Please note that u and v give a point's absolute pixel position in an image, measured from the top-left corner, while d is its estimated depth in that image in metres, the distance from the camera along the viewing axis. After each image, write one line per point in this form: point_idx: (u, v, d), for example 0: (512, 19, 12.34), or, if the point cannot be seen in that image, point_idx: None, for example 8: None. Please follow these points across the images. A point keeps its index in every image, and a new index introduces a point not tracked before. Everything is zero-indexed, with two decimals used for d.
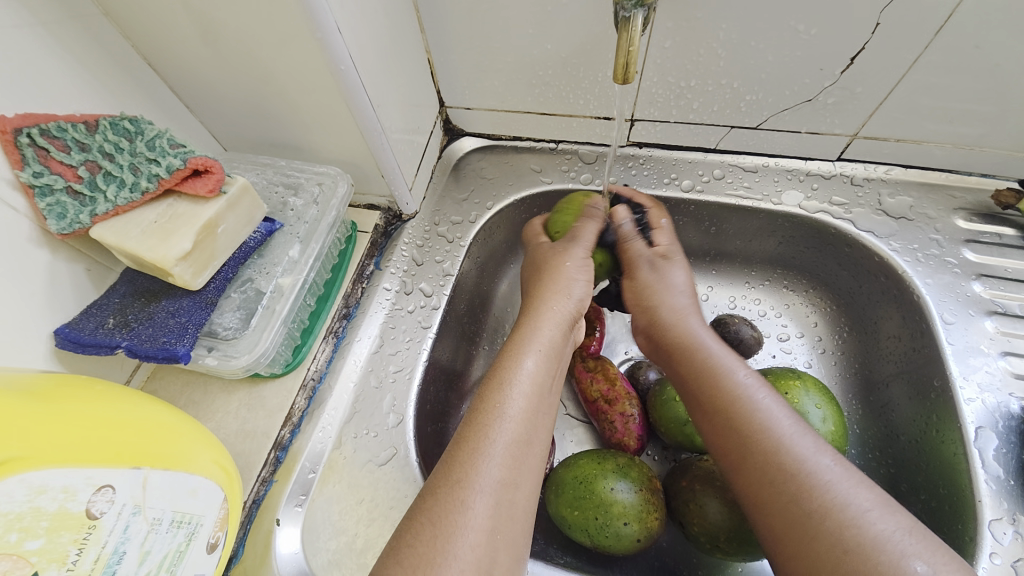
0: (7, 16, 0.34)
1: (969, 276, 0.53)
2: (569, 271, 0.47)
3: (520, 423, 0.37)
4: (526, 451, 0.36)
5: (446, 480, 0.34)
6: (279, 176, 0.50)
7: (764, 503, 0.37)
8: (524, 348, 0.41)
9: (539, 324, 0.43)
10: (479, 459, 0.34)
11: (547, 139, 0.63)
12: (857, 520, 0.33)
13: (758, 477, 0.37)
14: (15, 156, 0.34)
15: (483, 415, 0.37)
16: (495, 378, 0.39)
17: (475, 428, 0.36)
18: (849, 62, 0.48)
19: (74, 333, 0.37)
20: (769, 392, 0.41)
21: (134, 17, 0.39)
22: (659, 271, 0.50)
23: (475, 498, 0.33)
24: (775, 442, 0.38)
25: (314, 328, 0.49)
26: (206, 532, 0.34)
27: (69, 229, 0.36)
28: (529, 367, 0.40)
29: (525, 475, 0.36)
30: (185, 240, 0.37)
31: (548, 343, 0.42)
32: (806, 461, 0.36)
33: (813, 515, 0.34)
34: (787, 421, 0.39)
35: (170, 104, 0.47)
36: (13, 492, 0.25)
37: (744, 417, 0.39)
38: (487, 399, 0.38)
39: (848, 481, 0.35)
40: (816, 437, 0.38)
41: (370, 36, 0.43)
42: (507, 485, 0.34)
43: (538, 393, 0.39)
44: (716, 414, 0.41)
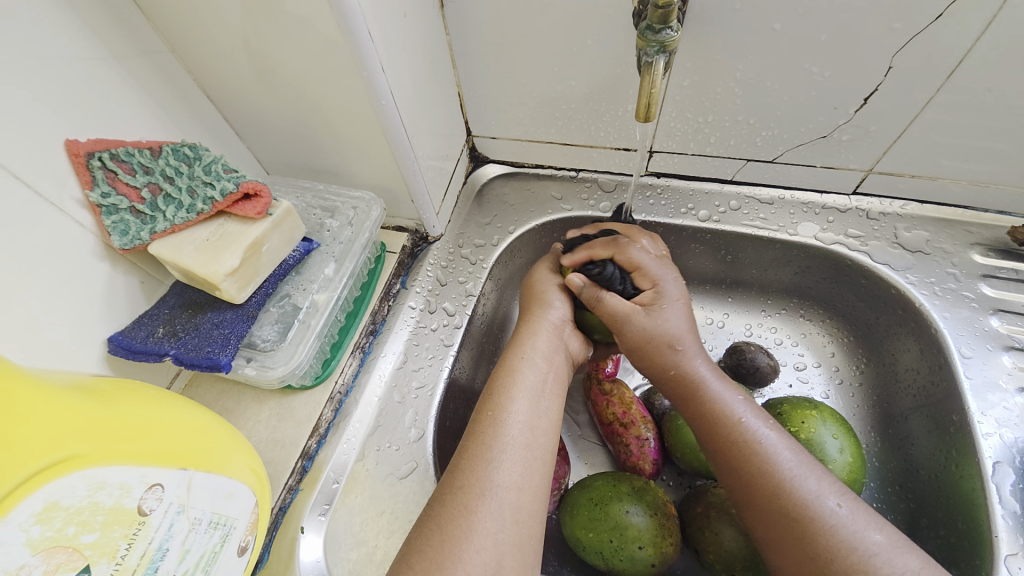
0: (87, 51, 0.38)
1: (986, 310, 0.53)
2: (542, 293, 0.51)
3: (520, 429, 0.39)
4: (529, 455, 0.37)
5: (451, 486, 0.36)
6: (317, 199, 0.53)
7: (769, 543, 0.38)
8: (518, 361, 0.44)
9: (529, 339, 0.46)
10: (481, 465, 0.36)
11: (568, 168, 0.66)
12: (862, 564, 0.33)
13: (764, 520, 0.38)
14: (86, 177, 0.38)
15: (485, 423, 0.39)
16: (494, 389, 0.42)
17: (477, 436, 0.38)
18: (862, 102, 0.50)
19: (127, 341, 0.40)
20: (771, 428, 0.41)
21: (197, 53, 0.43)
22: (654, 319, 0.47)
23: (478, 503, 0.34)
24: (777, 484, 0.38)
25: (342, 343, 0.52)
26: (238, 535, 0.36)
27: (131, 244, 0.39)
28: (525, 377, 0.42)
29: (533, 479, 0.37)
30: (234, 257, 0.39)
31: (541, 353, 0.45)
32: (808, 505, 0.36)
33: (818, 558, 0.35)
34: (790, 461, 0.39)
35: (221, 129, 0.50)
36: (77, 487, 0.27)
37: (745, 461, 0.40)
38: (486, 408, 0.40)
39: (857, 522, 0.35)
40: (822, 476, 0.38)
41: (409, 72, 0.46)
42: (512, 489, 0.35)
43: (536, 400, 0.41)
44: (719, 459, 0.42)
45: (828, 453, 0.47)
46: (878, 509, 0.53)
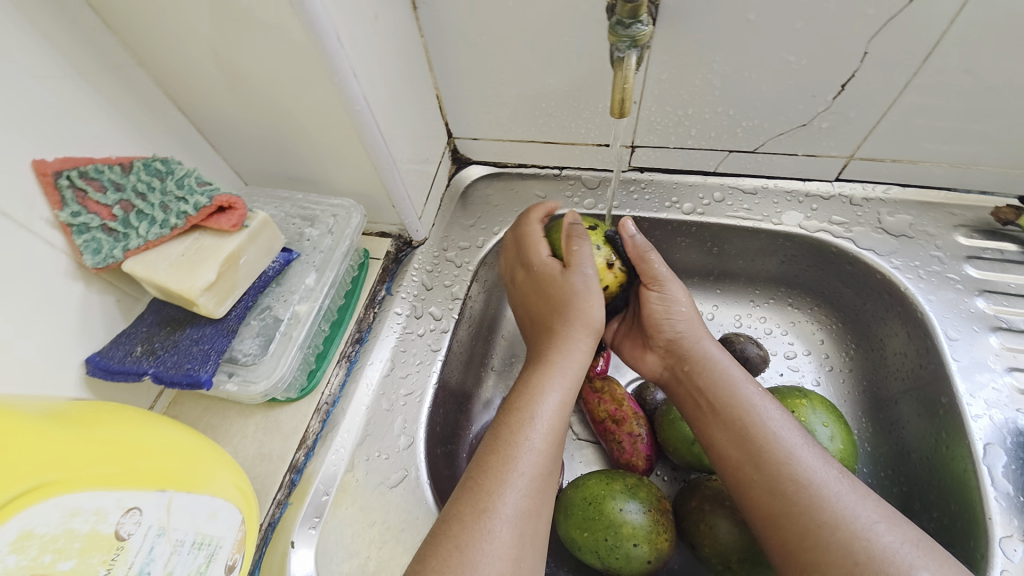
0: (51, 68, 0.37)
1: (972, 292, 0.53)
2: (569, 295, 0.46)
3: (543, 458, 0.38)
4: (548, 480, 0.38)
5: (472, 508, 0.35)
6: (296, 209, 0.52)
7: (772, 516, 0.37)
8: (548, 382, 0.41)
9: (562, 358, 0.44)
10: (504, 488, 0.35)
11: (551, 166, 0.66)
12: (866, 532, 0.34)
13: (769, 489, 0.38)
14: (55, 198, 0.37)
15: (508, 444, 0.38)
16: (518, 407, 0.40)
17: (501, 457, 0.37)
18: (840, 89, 0.50)
19: (105, 361, 0.40)
20: (775, 402, 0.42)
21: (165, 65, 0.43)
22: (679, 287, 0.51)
23: (499, 528, 0.34)
24: (787, 452, 0.38)
25: (328, 353, 0.51)
26: (224, 554, 0.35)
27: (103, 263, 0.39)
28: (553, 400, 0.41)
29: (546, 504, 0.37)
30: (210, 271, 0.39)
31: (571, 370, 0.43)
32: (815, 472, 0.37)
33: (825, 526, 0.35)
34: (796, 433, 0.40)
35: (195, 142, 0.50)
36: (50, 514, 0.26)
37: (755, 428, 0.40)
38: (511, 430, 0.39)
39: (854, 493, 0.36)
40: (822, 451, 0.39)
41: (383, 76, 0.46)
42: (530, 515, 0.35)
43: (560, 425, 0.40)
44: (732, 424, 0.41)
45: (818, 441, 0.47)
46: None
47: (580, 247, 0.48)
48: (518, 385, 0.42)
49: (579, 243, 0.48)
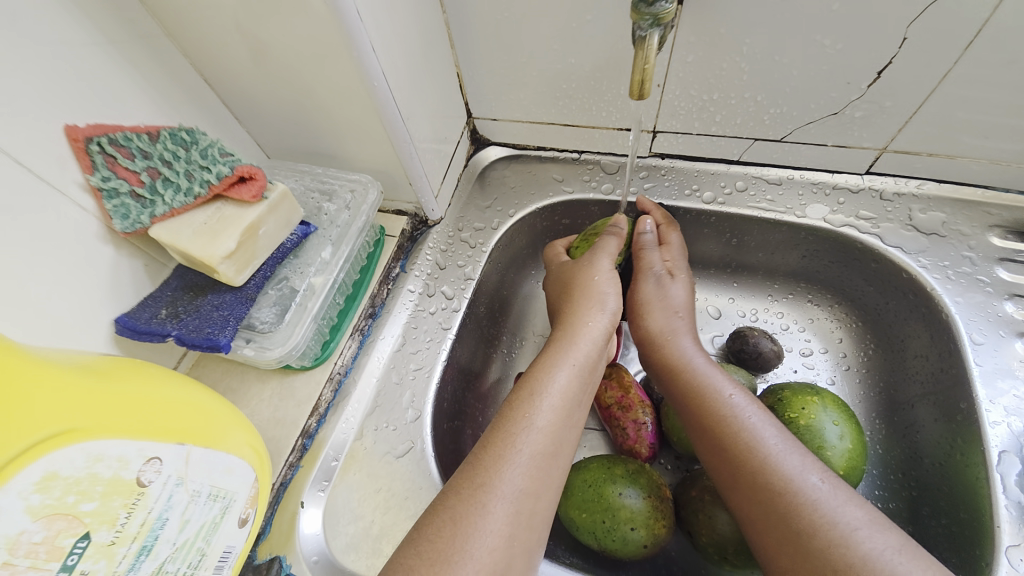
0: (84, 36, 0.38)
1: (1001, 295, 0.50)
2: (599, 287, 0.47)
3: (546, 437, 0.38)
4: (550, 463, 0.38)
5: (469, 482, 0.35)
6: (315, 183, 0.53)
7: (756, 523, 0.37)
8: (556, 362, 0.42)
9: (573, 340, 0.43)
10: (503, 465, 0.36)
11: (570, 149, 0.65)
12: (845, 539, 0.33)
13: (750, 496, 0.38)
14: (86, 162, 0.38)
15: (512, 423, 0.38)
16: (527, 388, 0.40)
17: (503, 433, 0.37)
18: (876, 76, 0.48)
19: (132, 322, 0.42)
20: (756, 407, 0.41)
21: (194, 37, 0.44)
22: (662, 289, 0.50)
23: (495, 504, 0.34)
24: (761, 460, 0.38)
25: (342, 325, 0.52)
26: (238, 507, 0.37)
27: (132, 228, 0.40)
28: (560, 382, 0.41)
29: (546, 487, 0.37)
30: (231, 240, 0.40)
31: (583, 358, 0.43)
32: (792, 479, 0.36)
33: (802, 534, 0.34)
34: (774, 439, 0.39)
35: (220, 114, 0.51)
36: (75, 459, 0.28)
37: (729, 439, 0.40)
38: (516, 407, 0.39)
39: (837, 498, 0.35)
40: (805, 455, 0.38)
41: (403, 52, 0.46)
42: (528, 495, 0.35)
43: (567, 408, 0.40)
44: (707, 435, 0.42)
45: (826, 439, 0.47)
46: (880, 497, 0.51)
47: (607, 241, 0.51)
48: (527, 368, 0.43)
49: (608, 238, 0.51)
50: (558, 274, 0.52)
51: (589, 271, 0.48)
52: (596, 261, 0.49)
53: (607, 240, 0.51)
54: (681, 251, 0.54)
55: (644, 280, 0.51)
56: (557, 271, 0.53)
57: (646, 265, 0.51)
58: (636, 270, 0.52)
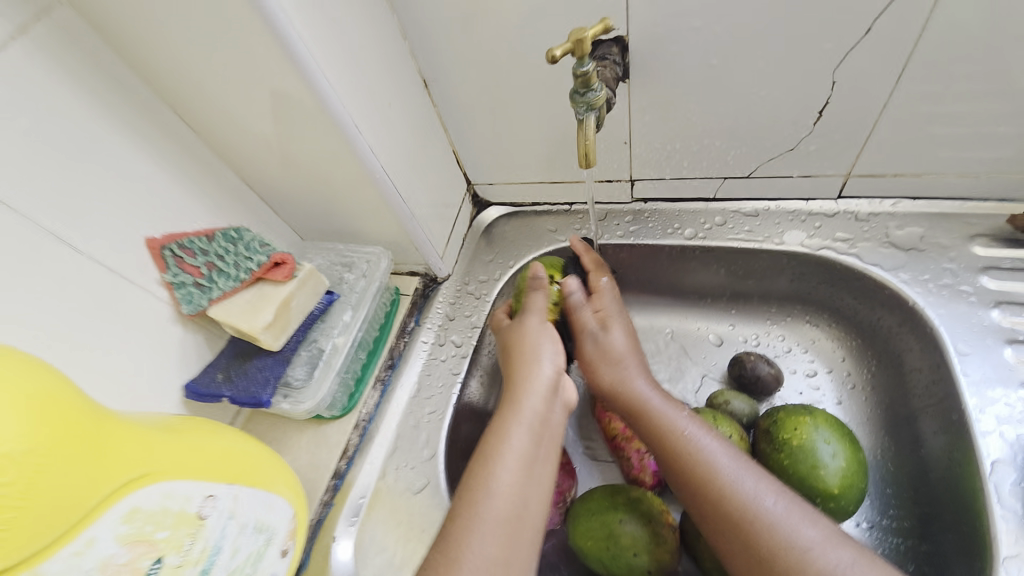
0: (161, 169, 0.50)
1: (986, 304, 0.51)
2: (535, 346, 0.50)
3: (509, 502, 0.41)
4: (517, 526, 0.41)
5: (449, 538, 0.40)
6: (338, 258, 0.63)
7: (725, 549, 0.40)
8: (507, 428, 0.45)
9: (519, 401, 0.46)
10: (474, 524, 0.40)
11: (561, 202, 0.72)
12: (801, 561, 0.36)
13: (715, 525, 0.41)
14: (161, 263, 0.49)
15: (481, 475, 0.42)
16: (484, 454, 0.44)
17: (471, 490, 0.42)
18: (819, 114, 0.52)
19: (196, 386, 0.51)
20: (711, 437, 0.44)
21: (239, 156, 0.56)
22: (602, 343, 0.53)
23: (471, 563, 0.38)
24: (720, 489, 0.41)
25: (364, 377, 0.60)
26: (278, 539, 0.44)
27: (195, 310, 0.51)
28: (515, 445, 0.44)
29: (518, 550, 0.40)
30: (268, 313, 0.50)
31: (532, 415, 0.46)
32: (750, 505, 0.39)
33: (764, 559, 0.37)
34: (729, 465, 0.42)
35: (262, 210, 0.62)
36: (152, 496, 0.36)
37: (687, 470, 0.43)
38: (477, 474, 0.43)
39: (792, 518, 0.38)
40: (760, 476, 0.41)
41: (400, 146, 0.56)
42: (500, 564, 0.39)
43: (525, 468, 0.43)
44: (669, 468, 0.45)
45: (819, 458, 0.48)
46: (892, 515, 0.51)
47: (534, 298, 0.53)
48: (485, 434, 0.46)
49: (535, 294, 0.54)
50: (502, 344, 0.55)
51: (521, 333, 0.51)
52: (527, 318, 0.52)
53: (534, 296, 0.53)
54: (613, 295, 0.57)
55: (583, 341, 0.54)
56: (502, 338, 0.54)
57: (583, 325, 0.54)
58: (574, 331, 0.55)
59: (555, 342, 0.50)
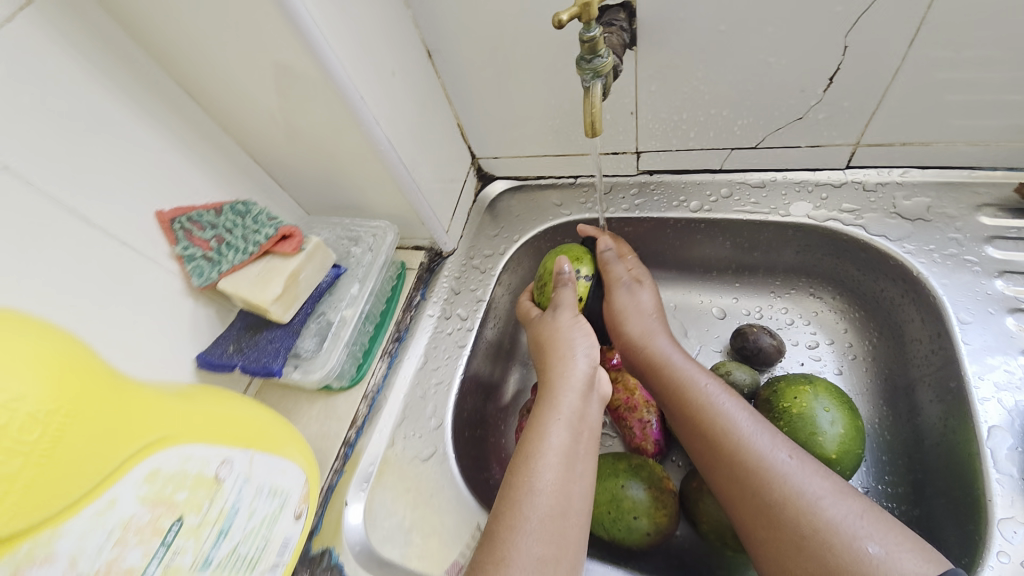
0: (166, 142, 0.50)
1: (991, 274, 0.51)
2: (567, 337, 0.53)
3: (553, 500, 0.42)
4: (562, 524, 0.42)
5: (505, 504, 0.43)
6: (345, 232, 0.63)
7: (735, 502, 0.41)
8: (546, 427, 0.46)
9: (557, 399, 0.48)
10: (522, 501, 0.42)
11: (566, 175, 0.72)
12: (811, 507, 0.37)
13: (728, 479, 0.42)
14: (171, 236, 0.50)
15: (530, 445, 0.45)
16: (524, 452, 0.45)
17: (521, 461, 0.45)
18: (828, 82, 0.52)
19: (208, 357, 0.52)
20: (728, 395, 0.46)
21: (243, 130, 0.56)
22: (633, 296, 0.58)
23: (523, 534, 0.40)
24: (736, 441, 0.42)
25: (372, 349, 0.61)
26: (292, 504, 0.46)
27: (206, 282, 0.51)
28: (554, 443, 0.45)
29: (565, 546, 0.41)
30: (277, 286, 0.51)
31: (570, 412, 0.47)
32: (763, 457, 0.40)
33: (774, 506, 0.38)
34: (746, 421, 0.43)
35: (268, 184, 0.62)
36: (171, 459, 0.37)
37: (706, 424, 0.44)
38: (518, 472, 0.44)
39: (804, 471, 0.39)
40: (773, 433, 0.42)
41: (405, 118, 0.56)
42: (547, 561, 0.40)
43: (566, 466, 0.44)
44: (687, 424, 0.46)
45: (818, 426, 0.49)
46: (886, 484, 0.52)
47: (563, 292, 0.56)
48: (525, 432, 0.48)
49: (563, 289, 0.56)
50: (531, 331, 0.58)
51: (553, 326, 0.54)
52: (558, 313, 0.55)
53: (563, 292, 0.56)
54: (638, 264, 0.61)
55: (615, 291, 0.59)
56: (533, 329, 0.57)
57: (615, 278, 0.59)
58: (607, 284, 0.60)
59: (584, 332, 0.53)
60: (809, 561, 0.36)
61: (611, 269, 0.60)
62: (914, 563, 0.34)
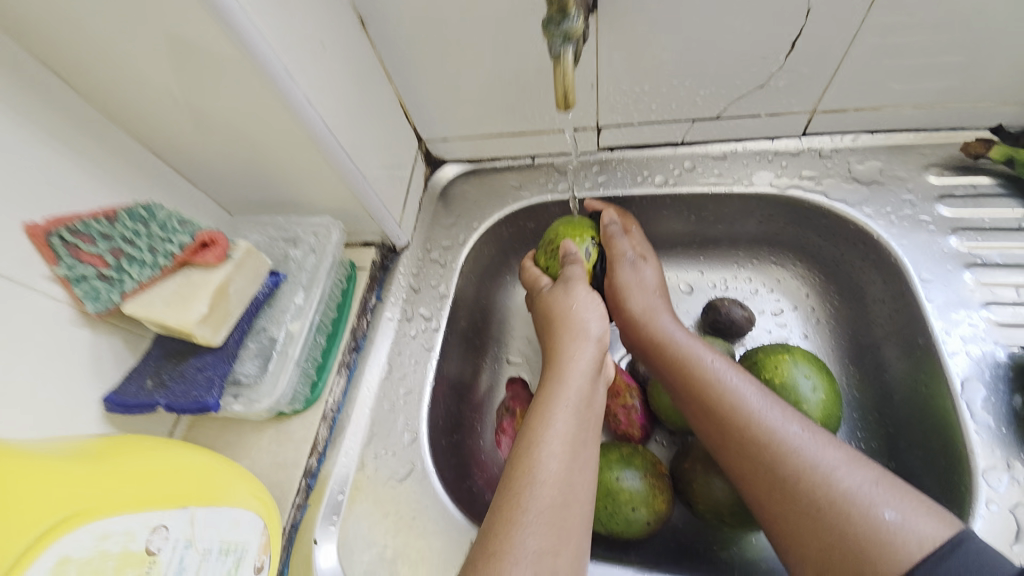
0: (30, 137, 0.39)
1: (945, 231, 0.53)
2: (579, 316, 0.49)
3: (555, 488, 0.39)
4: (564, 513, 0.39)
5: (505, 502, 0.39)
6: (279, 232, 0.55)
7: (748, 478, 0.41)
8: (551, 409, 0.43)
9: (563, 381, 0.45)
10: (525, 493, 0.38)
11: (522, 155, 0.67)
12: (824, 479, 0.37)
13: (740, 456, 0.41)
14: (50, 255, 0.39)
15: (533, 431, 0.42)
16: (528, 435, 0.42)
17: (523, 453, 0.41)
18: (791, 48, 0.50)
19: (120, 398, 0.43)
20: (735, 370, 0.45)
21: (134, 116, 0.45)
22: (637, 271, 0.55)
23: (524, 528, 0.37)
24: (746, 418, 0.42)
25: (326, 364, 0.53)
26: (252, 557, 0.39)
27: (104, 308, 0.41)
28: (559, 428, 0.42)
29: (566, 540, 0.38)
30: (201, 304, 0.42)
31: (576, 397, 0.44)
32: (775, 432, 0.40)
33: (790, 480, 0.38)
34: (754, 397, 0.43)
35: (176, 182, 0.51)
36: (84, 540, 0.29)
37: (715, 402, 0.44)
38: (520, 461, 0.40)
39: (816, 444, 0.39)
40: (783, 408, 0.42)
41: (340, 96, 0.48)
42: (547, 553, 0.36)
43: (572, 451, 0.41)
44: (694, 402, 0.45)
45: (800, 394, 0.49)
46: (862, 438, 0.54)
47: (574, 268, 0.52)
48: (526, 418, 0.44)
49: (573, 266, 0.52)
50: (538, 302, 0.54)
51: (563, 302, 0.50)
52: (571, 287, 0.51)
53: (574, 270, 0.52)
54: (643, 238, 0.59)
55: (620, 267, 0.55)
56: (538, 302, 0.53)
57: (619, 253, 0.55)
58: (608, 258, 0.56)
59: (597, 313, 0.49)
60: (824, 532, 0.36)
61: (615, 245, 0.55)
62: (925, 527, 0.34)
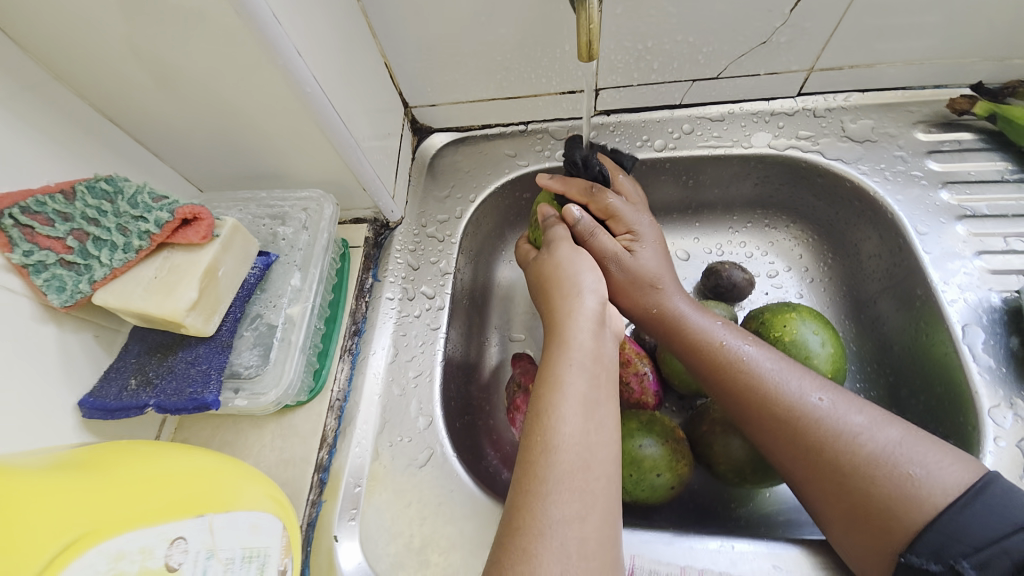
0: None
1: (936, 186, 0.55)
2: (571, 272, 0.47)
3: (574, 451, 0.36)
4: (587, 475, 0.36)
5: (526, 477, 0.36)
6: (263, 208, 0.50)
7: (773, 448, 0.41)
8: (558, 369, 0.40)
9: (567, 339, 0.42)
10: (543, 464, 0.36)
11: (514, 122, 0.64)
12: (848, 444, 0.37)
13: (763, 427, 0.41)
14: (1, 239, 0.33)
15: (544, 396, 0.39)
16: (539, 401, 0.39)
17: (537, 424, 0.38)
18: (796, 0, 0.49)
19: (100, 401, 0.38)
20: (753, 345, 0.44)
21: (82, 73, 0.39)
22: (628, 266, 0.50)
23: (545, 501, 0.34)
24: (764, 393, 0.41)
25: (328, 350, 0.50)
26: (274, 561, 0.35)
27: (72, 299, 0.36)
28: (571, 387, 0.39)
29: (592, 504, 0.35)
30: (191, 288, 0.37)
31: (584, 352, 0.41)
32: (796, 404, 0.40)
33: (811, 450, 0.39)
34: (773, 369, 0.42)
35: (137, 155, 0.45)
36: (96, 563, 0.25)
37: (732, 379, 0.43)
38: (534, 432, 0.38)
39: (839, 409, 0.39)
40: (802, 376, 0.41)
41: (328, 50, 0.43)
42: (573, 520, 0.34)
43: (588, 410, 0.38)
44: (712, 378, 0.44)
45: (810, 349, 0.50)
46: (862, 389, 0.57)
47: (557, 231, 0.50)
48: (535, 382, 0.41)
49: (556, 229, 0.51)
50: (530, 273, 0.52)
51: (553, 262, 0.48)
52: (556, 248, 0.49)
53: (557, 232, 0.50)
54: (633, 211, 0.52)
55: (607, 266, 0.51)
56: (529, 271, 0.52)
57: (601, 251, 0.50)
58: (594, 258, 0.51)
59: (588, 265, 0.47)
60: (848, 495, 0.37)
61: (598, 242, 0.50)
62: (955, 471, 0.35)
